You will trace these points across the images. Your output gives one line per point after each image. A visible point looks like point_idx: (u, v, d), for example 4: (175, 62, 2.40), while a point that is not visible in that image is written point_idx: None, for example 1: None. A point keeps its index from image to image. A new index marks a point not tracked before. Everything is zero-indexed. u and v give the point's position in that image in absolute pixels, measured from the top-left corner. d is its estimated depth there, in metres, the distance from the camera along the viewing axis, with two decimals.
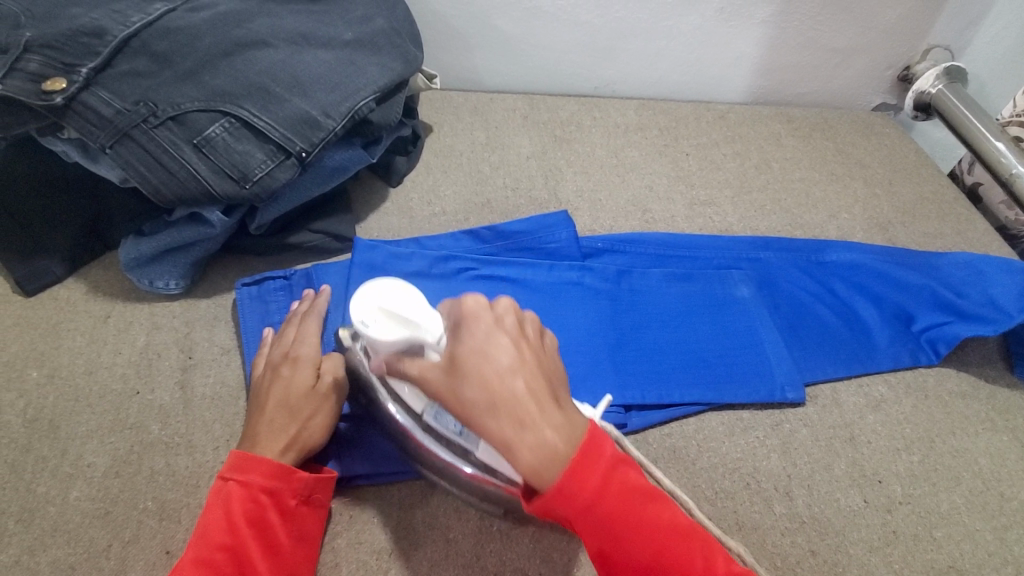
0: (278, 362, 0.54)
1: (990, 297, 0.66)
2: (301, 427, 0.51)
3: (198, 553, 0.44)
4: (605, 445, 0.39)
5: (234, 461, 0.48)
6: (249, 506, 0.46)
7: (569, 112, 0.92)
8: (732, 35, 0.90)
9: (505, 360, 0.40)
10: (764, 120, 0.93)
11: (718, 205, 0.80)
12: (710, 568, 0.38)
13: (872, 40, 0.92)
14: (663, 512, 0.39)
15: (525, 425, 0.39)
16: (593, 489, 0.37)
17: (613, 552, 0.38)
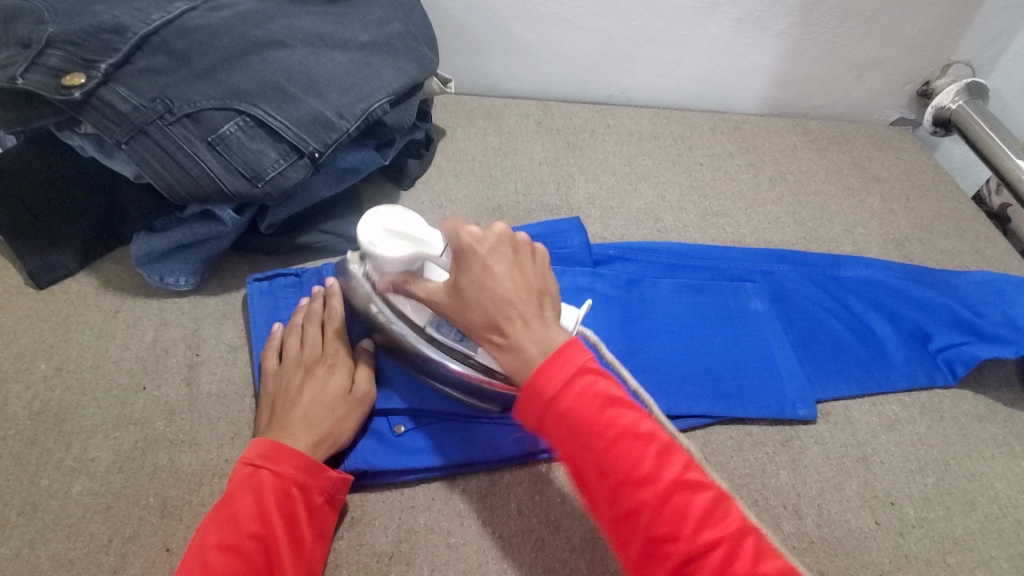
0: (310, 363, 0.55)
1: (1010, 318, 0.65)
2: (336, 424, 0.52)
3: (224, 539, 0.44)
4: (579, 350, 0.42)
5: (263, 450, 0.48)
6: (278, 498, 0.46)
7: (582, 118, 0.92)
8: (749, 46, 0.89)
9: (498, 288, 0.43)
10: (780, 132, 0.93)
11: (731, 216, 0.79)
12: (663, 474, 0.38)
13: (891, 54, 0.91)
14: (626, 418, 0.40)
15: (509, 339, 0.43)
16: (554, 384, 0.40)
17: (570, 447, 0.40)
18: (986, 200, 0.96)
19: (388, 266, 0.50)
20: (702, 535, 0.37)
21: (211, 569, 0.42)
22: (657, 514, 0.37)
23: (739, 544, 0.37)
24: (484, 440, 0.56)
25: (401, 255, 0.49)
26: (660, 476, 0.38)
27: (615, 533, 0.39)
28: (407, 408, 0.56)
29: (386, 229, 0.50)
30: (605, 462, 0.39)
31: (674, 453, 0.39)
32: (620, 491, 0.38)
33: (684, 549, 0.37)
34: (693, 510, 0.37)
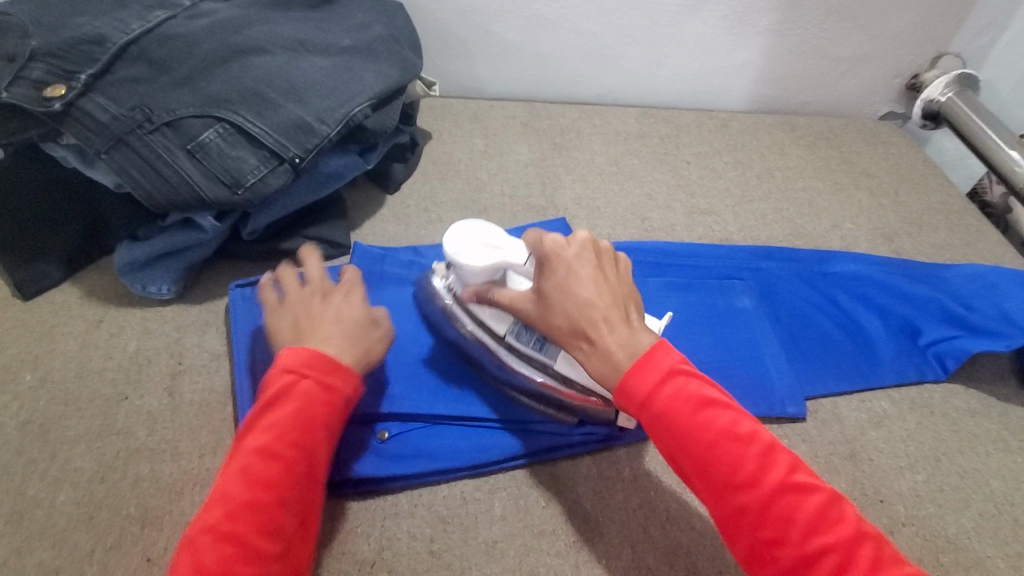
0: (326, 295, 0.54)
1: (1002, 311, 0.64)
2: (371, 344, 0.51)
3: (258, 446, 0.43)
4: (666, 351, 0.41)
5: (295, 358, 0.46)
6: (319, 410, 0.45)
7: (569, 119, 0.91)
8: (735, 44, 0.89)
9: (581, 292, 0.44)
10: (768, 129, 0.92)
11: (719, 214, 0.79)
12: (765, 476, 0.38)
13: (879, 48, 0.91)
14: (723, 419, 0.39)
15: (597, 344, 0.43)
16: (647, 388, 0.40)
17: (669, 449, 0.40)
18: (981, 194, 0.95)
19: (470, 275, 0.54)
20: (810, 537, 0.36)
21: (251, 475, 0.42)
22: (760, 515, 0.37)
23: (853, 548, 0.36)
24: (470, 442, 0.55)
25: (486, 264, 0.53)
26: (763, 479, 0.38)
27: (721, 530, 0.39)
28: (392, 414, 0.56)
29: (469, 242, 0.54)
30: (706, 464, 0.39)
31: (776, 454, 0.39)
32: (723, 492, 0.38)
33: (789, 550, 0.36)
34: (800, 510, 0.37)
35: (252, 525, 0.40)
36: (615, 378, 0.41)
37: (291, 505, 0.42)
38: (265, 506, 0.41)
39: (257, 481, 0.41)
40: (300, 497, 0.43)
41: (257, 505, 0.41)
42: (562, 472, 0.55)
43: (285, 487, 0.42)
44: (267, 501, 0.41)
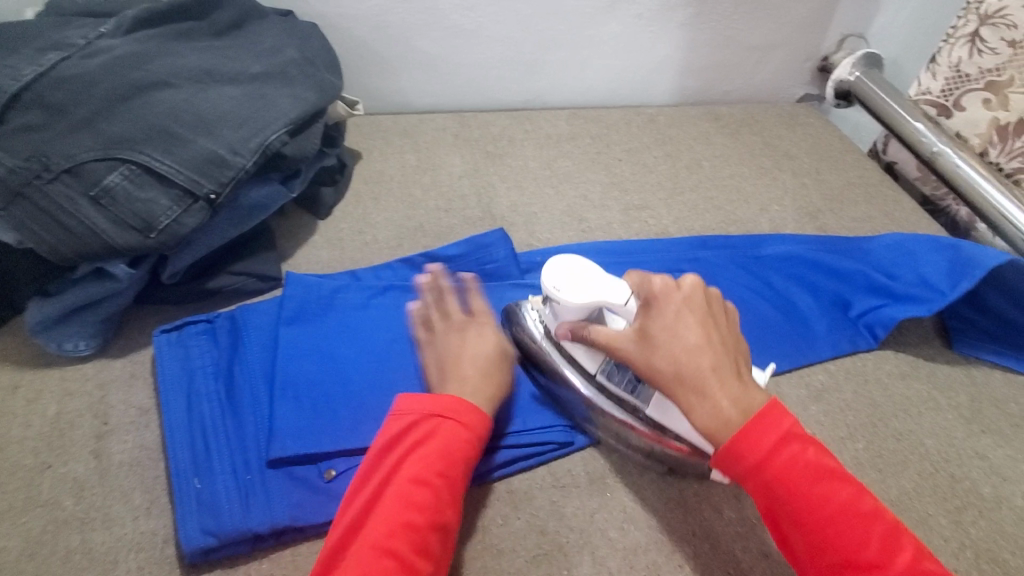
0: (461, 324, 0.55)
1: (921, 276, 0.66)
2: (501, 380, 0.53)
3: (415, 471, 0.44)
4: (784, 418, 0.42)
5: (453, 400, 0.48)
6: (463, 445, 0.47)
7: (500, 126, 0.91)
8: (654, 40, 0.91)
9: (688, 339, 0.44)
10: (693, 120, 0.95)
11: (653, 209, 0.80)
12: (889, 558, 0.38)
13: (786, 36, 0.95)
14: (842, 495, 0.40)
15: (707, 395, 0.43)
16: (765, 454, 0.41)
17: (779, 516, 0.40)
18: (878, 155, 0.97)
19: (570, 310, 0.51)
20: None
21: (407, 500, 0.43)
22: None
23: None
24: None
25: (585, 303, 0.50)
26: (884, 560, 0.38)
27: None
28: (339, 450, 0.52)
29: (569, 276, 0.51)
30: (820, 535, 0.39)
31: (900, 537, 0.39)
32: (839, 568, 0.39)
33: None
34: None
35: (411, 547, 0.41)
36: (732, 433, 0.41)
37: (441, 534, 0.43)
38: (423, 532, 0.42)
39: (418, 507, 0.43)
40: (450, 527, 0.44)
41: (415, 529, 0.42)
42: None
43: (440, 515, 0.43)
44: (425, 527, 0.42)
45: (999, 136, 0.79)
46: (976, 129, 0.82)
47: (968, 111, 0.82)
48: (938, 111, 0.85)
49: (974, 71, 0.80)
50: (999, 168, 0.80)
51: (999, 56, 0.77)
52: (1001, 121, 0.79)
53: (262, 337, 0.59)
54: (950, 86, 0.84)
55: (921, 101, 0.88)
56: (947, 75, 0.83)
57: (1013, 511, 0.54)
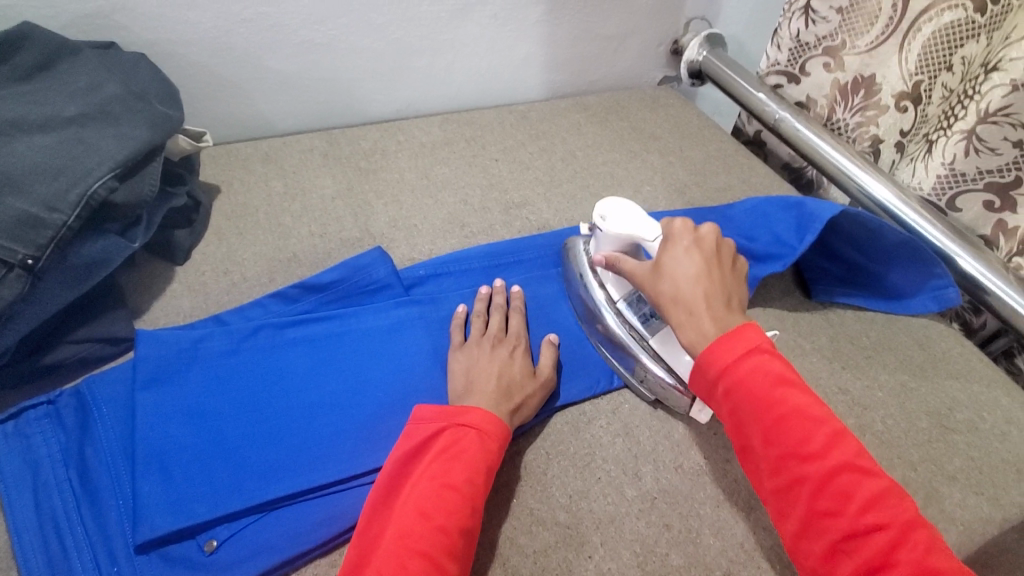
0: (495, 339, 0.59)
1: (775, 235, 0.71)
2: (527, 398, 0.54)
3: (447, 471, 0.46)
4: (752, 336, 0.45)
5: (482, 412, 0.50)
6: (484, 455, 0.48)
7: (371, 140, 0.88)
8: (513, 38, 0.93)
9: (688, 269, 0.50)
10: (563, 113, 0.98)
11: (533, 205, 0.80)
12: (831, 453, 0.40)
13: (638, 23, 1.00)
14: (798, 400, 0.42)
15: (695, 314, 0.48)
16: (729, 360, 0.44)
17: (738, 417, 0.43)
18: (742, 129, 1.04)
19: (608, 238, 0.60)
20: (867, 514, 0.38)
21: (432, 501, 0.44)
22: (820, 485, 0.39)
23: (908, 534, 0.37)
24: (321, 517, 0.49)
25: (621, 233, 0.58)
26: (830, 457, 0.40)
27: (778, 503, 0.41)
28: (220, 518, 0.48)
29: (618, 209, 0.59)
30: (772, 434, 0.42)
31: (846, 438, 0.41)
32: (784, 462, 0.41)
33: (843, 523, 0.38)
34: (861, 488, 0.39)
35: (442, 550, 0.42)
36: (706, 343, 0.46)
37: (471, 536, 0.44)
38: (456, 531, 0.43)
39: (445, 510, 0.43)
40: (474, 533, 0.44)
41: (444, 531, 0.42)
42: None
43: (467, 521, 0.44)
44: (452, 530, 0.43)
45: (841, 95, 0.87)
46: (822, 91, 0.90)
47: (813, 76, 0.90)
48: (787, 79, 0.94)
49: (811, 40, 0.88)
50: (847, 123, 0.88)
51: (829, 23, 0.84)
52: (841, 82, 0.86)
53: (119, 409, 0.53)
54: (794, 56, 0.92)
55: (773, 72, 0.96)
56: (790, 46, 0.91)
57: (875, 436, 0.59)
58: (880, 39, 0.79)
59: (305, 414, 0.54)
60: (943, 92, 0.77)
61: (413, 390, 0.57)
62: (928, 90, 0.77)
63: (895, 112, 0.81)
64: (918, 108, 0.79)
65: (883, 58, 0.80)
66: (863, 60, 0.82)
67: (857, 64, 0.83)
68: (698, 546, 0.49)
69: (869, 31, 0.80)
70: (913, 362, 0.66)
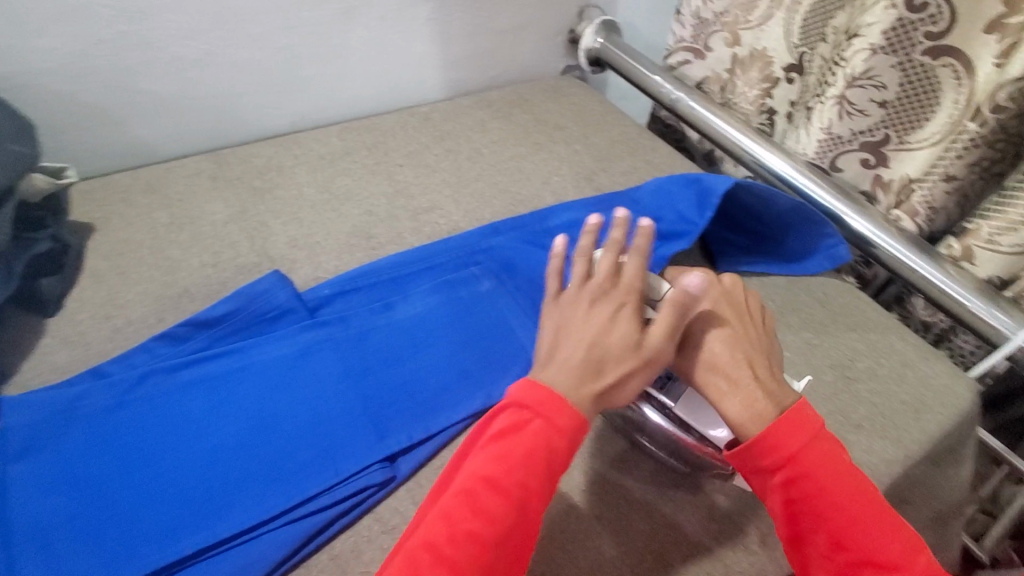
0: (595, 293, 0.50)
1: (679, 213, 0.72)
2: (621, 377, 0.47)
3: (494, 468, 0.43)
4: (811, 423, 0.47)
5: (552, 398, 0.45)
6: (542, 454, 0.44)
7: (265, 157, 0.83)
8: (406, 39, 0.90)
9: (721, 332, 0.52)
10: (467, 110, 0.96)
11: (442, 208, 0.78)
12: (898, 555, 0.44)
13: (532, 15, 1.00)
14: (859, 496, 0.46)
15: (740, 384, 0.50)
16: (795, 454, 0.46)
17: (801, 511, 0.45)
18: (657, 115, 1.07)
19: None
20: None
21: (472, 504, 0.42)
22: None
23: None
24: (229, 571, 0.45)
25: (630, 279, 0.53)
26: (901, 560, 0.44)
27: None
28: None
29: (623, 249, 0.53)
30: (841, 534, 0.44)
31: (906, 537, 0.45)
32: (859, 569, 0.44)
33: None
34: None
35: (471, 558, 0.40)
36: (763, 427, 0.47)
37: (511, 542, 0.42)
38: (492, 538, 0.41)
39: (484, 516, 0.41)
40: (518, 539, 0.42)
41: (478, 539, 0.41)
42: (343, 551, 0.48)
43: (508, 526, 0.42)
44: (488, 540, 0.41)
45: (740, 68, 0.90)
46: (723, 66, 0.93)
47: (715, 51, 0.93)
48: (694, 55, 0.96)
49: (710, 16, 0.91)
50: (746, 95, 0.91)
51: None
52: (739, 56, 0.90)
53: None
54: (698, 32, 0.94)
55: (681, 48, 0.98)
56: (692, 23, 0.94)
57: None
58: (767, 13, 0.83)
59: (204, 462, 0.50)
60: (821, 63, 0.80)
61: (324, 419, 0.53)
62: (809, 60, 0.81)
63: (785, 82, 0.86)
64: (802, 78, 0.84)
65: (772, 31, 0.84)
66: (755, 34, 0.86)
67: (750, 39, 0.87)
68: None
69: (756, 6, 0.84)
70: (815, 320, 0.69)
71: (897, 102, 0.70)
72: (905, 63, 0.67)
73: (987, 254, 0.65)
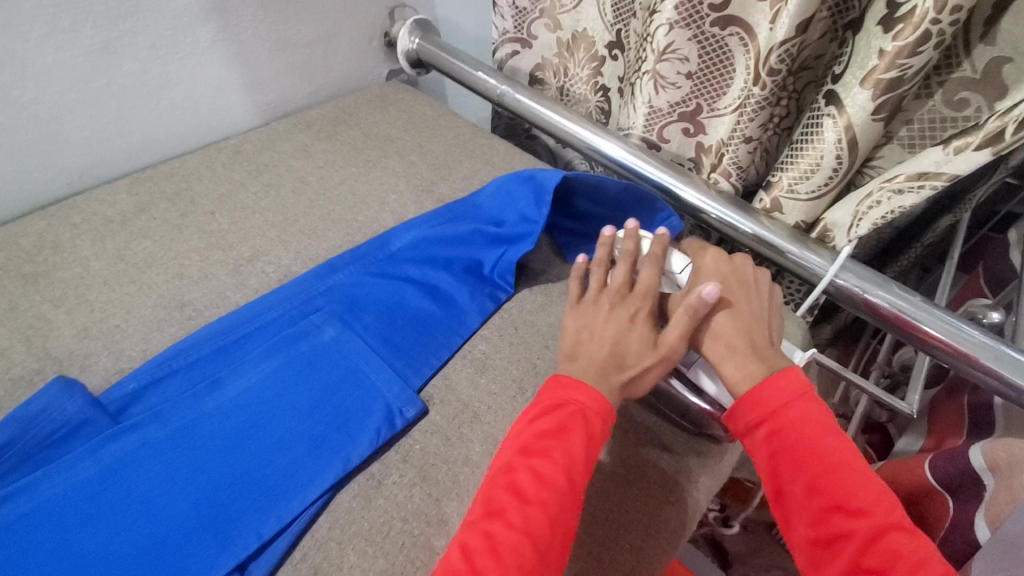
0: (614, 296, 0.58)
1: (520, 213, 0.71)
2: (642, 370, 0.54)
3: (543, 457, 0.47)
4: (803, 384, 0.52)
5: (585, 389, 0.51)
6: (580, 441, 0.49)
7: (32, 233, 0.68)
8: (191, 67, 0.78)
9: (727, 308, 0.58)
10: (284, 135, 0.87)
11: (269, 253, 0.70)
12: (874, 509, 0.46)
13: (337, 21, 0.92)
14: (844, 453, 0.49)
15: (738, 354, 0.55)
16: (780, 404, 0.51)
17: (784, 456, 0.49)
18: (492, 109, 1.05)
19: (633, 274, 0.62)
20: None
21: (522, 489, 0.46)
22: (867, 543, 0.44)
23: None
24: None
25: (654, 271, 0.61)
26: (875, 507, 0.46)
27: (818, 550, 0.46)
28: None
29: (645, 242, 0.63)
30: (819, 482, 0.48)
31: (890, 501, 0.46)
32: (832, 513, 0.46)
33: None
34: (904, 549, 0.43)
35: (523, 535, 0.44)
36: (754, 383, 0.53)
37: (567, 519, 0.45)
38: (552, 518, 0.45)
39: (533, 500, 0.46)
40: (568, 521, 0.45)
41: (529, 521, 0.44)
42: None
43: (559, 508, 0.46)
44: (540, 521, 0.44)
45: (568, 52, 0.92)
46: (552, 52, 0.94)
47: (540, 39, 0.93)
48: (521, 45, 0.95)
49: (528, 4, 0.89)
50: (580, 76, 0.93)
51: None
52: (563, 39, 0.91)
53: None
54: (518, 22, 0.92)
55: (506, 40, 0.95)
56: (511, 14, 0.91)
57: None
58: None
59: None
60: (636, 38, 0.82)
61: (149, 548, 0.45)
62: (625, 37, 0.83)
63: (610, 60, 0.88)
64: (624, 55, 0.86)
65: (586, 12, 0.85)
66: (573, 17, 0.87)
67: (569, 21, 0.88)
68: None
69: None
70: None
71: (700, 71, 0.73)
72: (698, 35, 0.70)
73: (790, 202, 0.71)
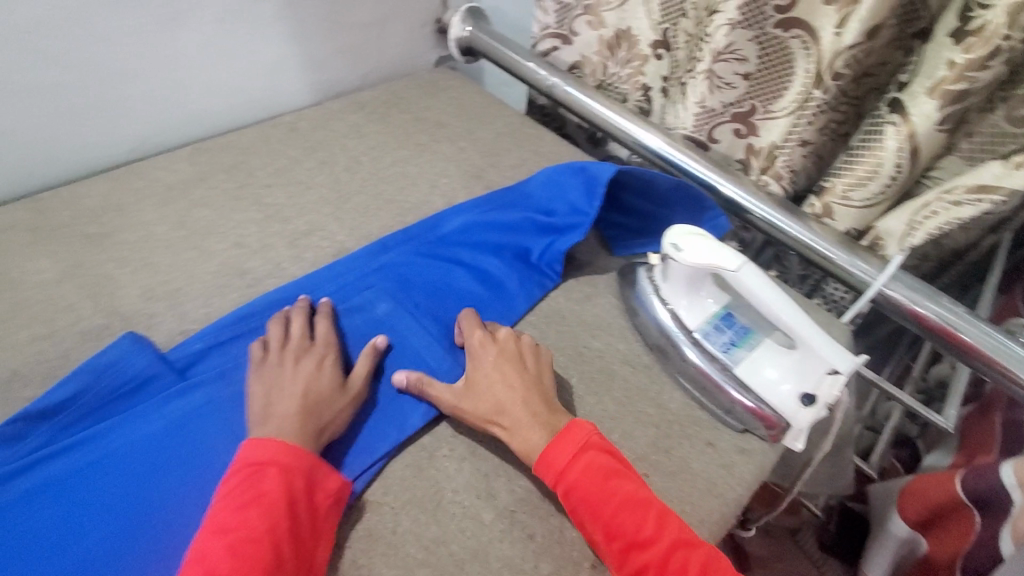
0: (298, 352, 0.55)
1: (570, 204, 0.72)
2: (336, 413, 0.52)
3: (242, 526, 0.43)
4: (580, 433, 0.51)
5: (272, 445, 0.47)
6: (280, 496, 0.45)
7: (97, 195, 0.70)
8: (253, 42, 0.80)
9: (504, 380, 0.54)
10: (338, 114, 0.88)
11: (323, 229, 0.72)
12: (660, 537, 0.47)
13: (394, 5, 0.93)
14: (627, 488, 0.49)
15: (513, 428, 0.52)
16: (564, 461, 0.49)
17: (578, 512, 0.48)
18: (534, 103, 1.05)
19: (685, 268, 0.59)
20: None
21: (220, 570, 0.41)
22: (661, 571, 0.45)
23: None
24: None
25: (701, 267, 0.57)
26: (660, 533, 0.47)
27: None
28: None
29: (694, 241, 0.58)
30: (612, 527, 0.47)
31: (669, 519, 0.48)
32: (629, 553, 0.46)
33: None
34: (690, 563, 0.45)
35: None
36: (539, 453, 0.50)
37: None
38: None
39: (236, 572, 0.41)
40: None
41: None
42: None
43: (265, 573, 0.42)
44: None
45: (609, 50, 0.91)
46: (592, 50, 0.93)
47: (581, 36, 0.92)
48: (561, 41, 0.95)
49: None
50: (620, 75, 0.92)
51: None
52: (605, 38, 0.90)
53: None
54: (561, 18, 0.92)
55: (547, 35, 0.95)
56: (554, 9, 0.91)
57: None
58: None
59: (91, 558, 0.44)
60: (685, 37, 0.83)
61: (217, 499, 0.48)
62: (673, 36, 0.83)
63: (653, 60, 0.87)
64: (670, 54, 0.85)
65: (633, 11, 0.85)
66: (618, 15, 0.87)
67: (614, 19, 0.88)
68: (564, 545, 0.50)
69: None
70: None
71: (758, 74, 0.74)
72: (760, 36, 0.70)
73: (842, 209, 0.71)
